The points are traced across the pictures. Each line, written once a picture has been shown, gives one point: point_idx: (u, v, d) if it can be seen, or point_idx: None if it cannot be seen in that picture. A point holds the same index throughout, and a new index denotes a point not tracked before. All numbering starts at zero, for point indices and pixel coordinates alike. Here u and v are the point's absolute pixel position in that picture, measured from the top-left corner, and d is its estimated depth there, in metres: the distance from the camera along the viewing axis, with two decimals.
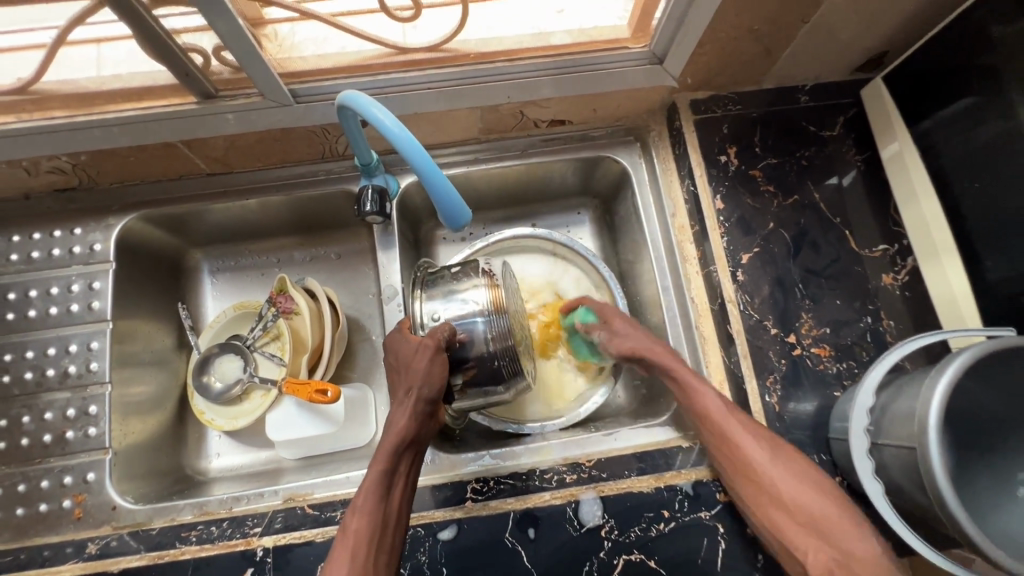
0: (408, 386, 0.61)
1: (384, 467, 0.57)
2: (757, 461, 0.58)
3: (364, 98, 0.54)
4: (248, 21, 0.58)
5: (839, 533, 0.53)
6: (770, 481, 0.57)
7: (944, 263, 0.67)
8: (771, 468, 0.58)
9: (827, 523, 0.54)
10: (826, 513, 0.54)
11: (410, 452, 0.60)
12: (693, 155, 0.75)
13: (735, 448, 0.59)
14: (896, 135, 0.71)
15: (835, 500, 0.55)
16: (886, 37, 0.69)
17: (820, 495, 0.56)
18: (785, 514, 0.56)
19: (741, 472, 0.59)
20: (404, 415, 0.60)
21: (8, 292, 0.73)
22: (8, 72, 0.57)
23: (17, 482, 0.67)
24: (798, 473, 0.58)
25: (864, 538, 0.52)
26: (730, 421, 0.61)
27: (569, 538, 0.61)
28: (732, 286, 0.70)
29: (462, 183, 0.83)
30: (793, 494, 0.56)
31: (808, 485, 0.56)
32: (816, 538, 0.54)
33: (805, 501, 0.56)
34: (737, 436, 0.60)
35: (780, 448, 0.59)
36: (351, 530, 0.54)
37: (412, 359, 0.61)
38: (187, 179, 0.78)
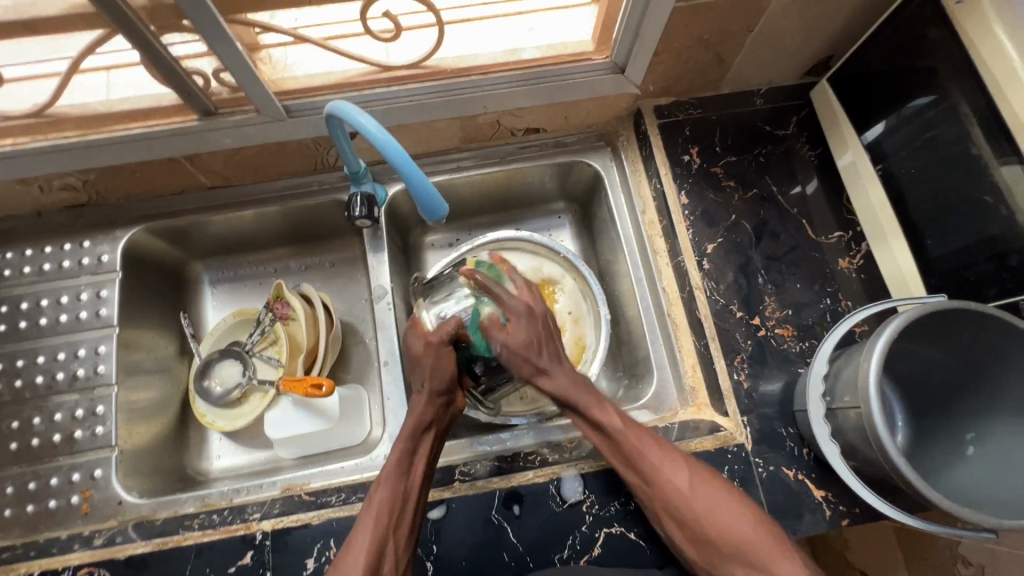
0: (422, 381, 0.67)
1: (403, 450, 0.64)
2: (675, 496, 0.59)
3: (348, 106, 0.60)
4: (244, 46, 0.64)
5: (766, 561, 0.55)
6: (689, 511, 0.58)
7: (892, 245, 0.72)
8: (693, 497, 0.59)
9: (753, 549, 0.56)
10: (751, 537, 0.56)
11: (428, 439, 0.66)
12: (658, 156, 0.81)
13: (649, 482, 0.60)
14: (849, 146, 0.77)
15: (759, 524, 0.57)
16: (827, 43, 0.76)
17: (744, 519, 0.57)
18: (709, 543, 0.58)
19: (664, 512, 0.60)
20: (421, 406, 0.66)
21: (22, 302, 0.78)
22: (26, 97, 0.63)
23: (27, 480, 0.71)
24: (722, 499, 0.59)
25: (766, 537, 0.56)
26: (645, 461, 0.61)
27: (552, 513, 0.65)
28: (699, 274, 0.75)
29: (447, 191, 0.89)
30: (720, 526, 0.57)
31: (731, 509, 0.58)
32: (742, 565, 0.56)
33: (734, 529, 0.57)
34: (647, 472, 0.61)
35: (698, 472, 0.61)
36: (374, 502, 0.61)
37: (424, 360, 0.67)
38: (190, 194, 0.84)
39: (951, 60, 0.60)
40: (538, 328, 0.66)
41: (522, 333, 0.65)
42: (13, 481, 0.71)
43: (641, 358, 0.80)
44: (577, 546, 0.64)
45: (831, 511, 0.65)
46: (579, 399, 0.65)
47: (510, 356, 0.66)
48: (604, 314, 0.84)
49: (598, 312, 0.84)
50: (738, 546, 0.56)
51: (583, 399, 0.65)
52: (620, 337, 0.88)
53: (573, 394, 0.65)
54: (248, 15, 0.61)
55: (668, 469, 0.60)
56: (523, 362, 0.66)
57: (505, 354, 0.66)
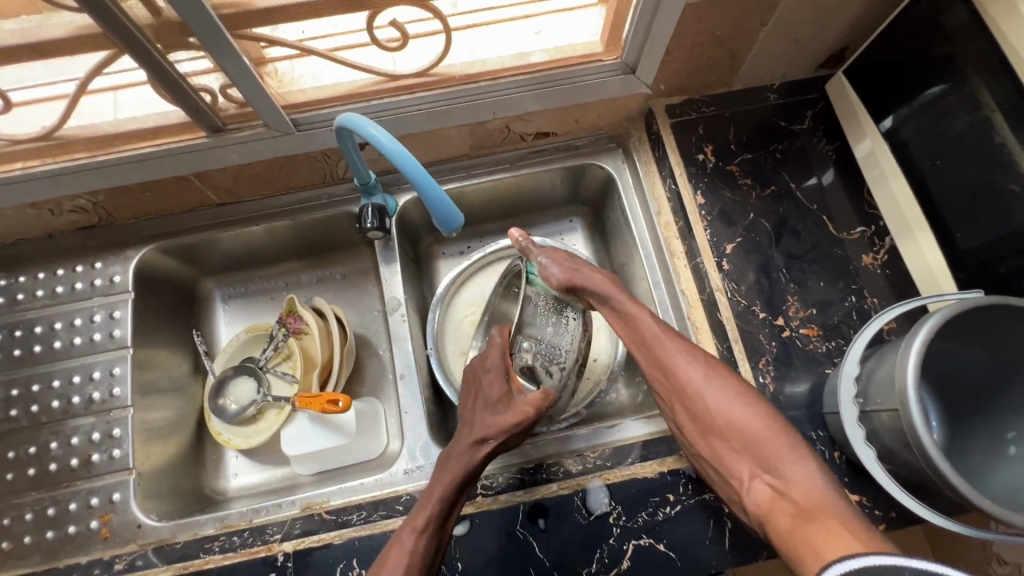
0: (483, 435, 0.65)
1: (444, 500, 0.61)
2: (691, 385, 0.64)
3: (359, 119, 0.59)
4: (250, 60, 0.63)
5: (774, 455, 0.59)
6: (701, 400, 0.63)
7: (918, 238, 0.69)
8: (706, 390, 0.63)
9: (762, 443, 0.60)
10: (762, 434, 0.60)
11: (467, 492, 0.63)
12: (672, 156, 0.80)
13: (666, 368, 0.65)
14: (867, 134, 0.75)
15: (771, 422, 0.61)
16: (841, 35, 0.74)
17: (756, 415, 0.61)
18: (717, 436, 0.62)
19: (676, 398, 0.65)
20: (472, 461, 0.64)
21: (35, 326, 0.78)
22: (35, 120, 0.63)
23: (46, 506, 0.70)
24: (736, 396, 0.63)
25: (780, 434, 0.60)
26: (667, 352, 0.66)
27: (579, 526, 0.64)
28: (718, 276, 0.74)
29: (458, 198, 0.88)
30: (729, 419, 0.62)
31: (743, 405, 0.62)
32: (750, 458, 0.60)
33: (745, 423, 0.61)
34: (667, 358, 0.66)
35: (716, 369, 0.65)
36: (408, 548, 0.58)
37: (504, 419, 0.66)
38: (199, 211, 0.83)
39: (975, 46, 0.58)
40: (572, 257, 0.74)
41: (553, 253, 0.74)
42: (31, 507, 0.70)
43: None
44: (606, 560, 0.62)
45: (867, 516, 0.63)
46: (611, 295, 0.70)
47: (552, 265, 0.72)
48: None
49: None
50: (748, 440, 0.61)
51: (612, 291, 0.70)
52: None
53: (604, 288, 0.71)
54: (254, 29, 0.60)
55: (686, 359, 0.65)
56: (561, 275, 0.72)
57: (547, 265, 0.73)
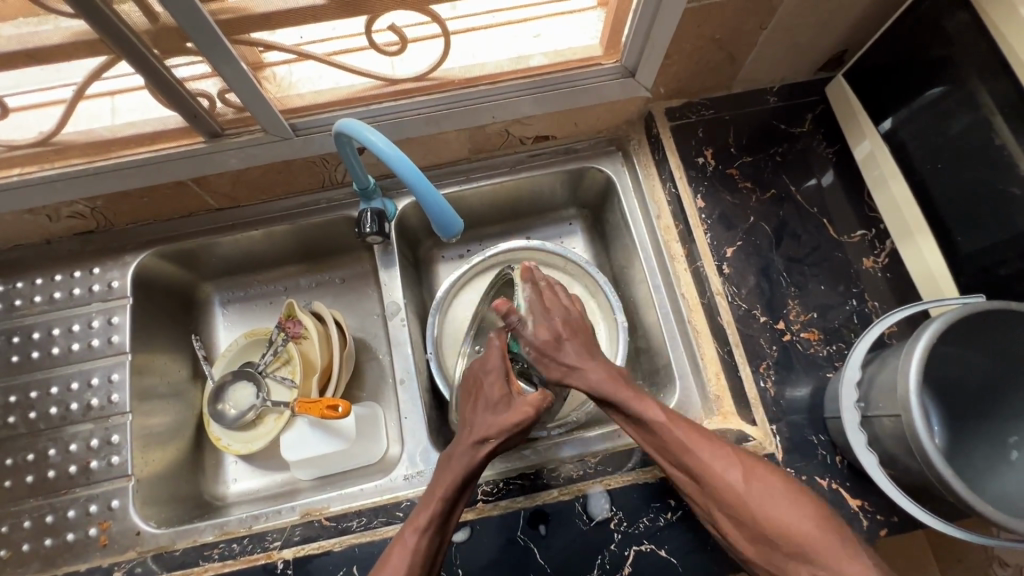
0: (484, 435, 0.64)
1: (445, 501, 0.60)
2: (729, 490, 0.57)
3: (359, 124, 0.59)
4: (248, 65, 0.63)
5: (831, 559, 0.52)
6: (743, 508, 0.56)
7: (919, 241, 0.69)
8: (746, 494, 0.57)
9: (813, 544, 0.53)
10: (813, 533, 0.54)
11: (468, 491, 0.63)
12: (672, 160, 0.80)
13: (697, 476, 0.58)
14: (867, 137, 0.74)
15: (821, 520, 0.55)
16: (841, 38, 0.74)
17: (805, 514, 0.55)
18: (768, 542, 0.56)
19: (715, 507, 0.58)
20: (473, 461, 0.63)
21: (33, 332, 0.78)
22: (32, 126, 0.63)
23: (45, 513, 0.70)
24: (782, 497, 0.56)
25: (834, 532, 0.54)
26: (695, 456, 0.59)
27: (580, 532, 0.64)
28: (719, 279, 0.74)
29: (457, 202, 0.87)
30: (777, 523, 0.55)
31: (788, 504, 0.56)
32: (805, 563, 0.54)
33: (793, 525, 0.55)
34: (696, 465, 0.58)
35: (753, 467, 0.59)
36: (409, 547, 0.58)
37: (507, 419, 0.65)
38: (196, 216, 0.83)
39: (975, 49, 0.58)
40: (561, 327, 0.70)
41: (542, 330, 0.70)
42: (29, 515, 0.70)
43: (662, 367, 0.78)
44: (607, 566, 0.62)
45: (868, 520, 0.63)
46: (614, 393, 0.64)
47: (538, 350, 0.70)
48: (622, 323, 0.79)
49: (615, 319, 0.80)
50: (798, 543, 0.54)
51: (620, 393, 0.64)
52: (638, 345, 0.85)
53: (607, 388, 0.65)
54: (251, 34, 0.60)
55: (720, 463, 0.58)
56: (549, 363, 0.69)
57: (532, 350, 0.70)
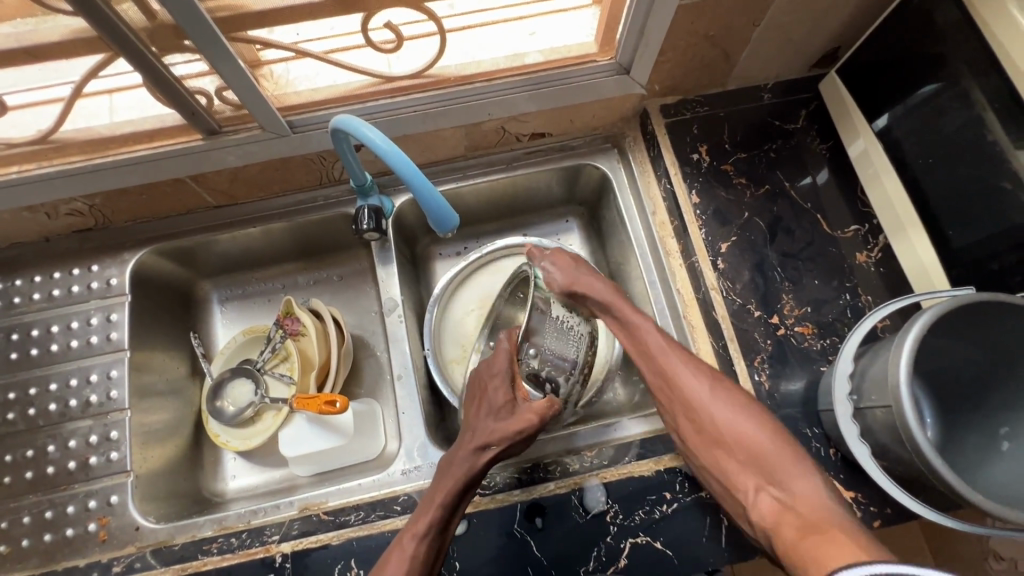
0: (486, 441, 0.65)
1: (445, 506, 0.61)
2: (698, 399, 0.64)
3: (355, 120, 0.60)
4: (245, 63, 0.64)
5: (780, 470, 0.59)
6: (708, 416, 0.63)
7: (911, 235, 0.70)
8: (713, 406, 0.63)
9: (767, 456, 0.60)
10: (768, 446, 0.61)
11: (469, 496, 0.63)
12: (667, 156, 0.80)
13: (671, 379, 0.65)
14: (860, 133, 0.75)
15: (776, 436, 0.61)
16: (834, 35, 0.74)
17: (763, 430, 0.62)
18: (724, 449, 0.62)
19: (683, 412, 0.65)
20: (474, 465, 0.64)
21: (31, 329, 0.78)
22: (31, 124, 0.63)
23: (44, 509, 0.70)
24: (745, 413, 0.63)
25: (789, 449, 0.60)
26: (672, 361, 0.66)
27: (576, 524, 0.64)
28: (713, 274, 0.75)
29: (454, 199, 0.88)
30: (737, 434, 0.62)
31: (749, 421, 0.62)
32: (756, 472, 0.60)
33: (750, 437, 0.62)
34: (672, 370, 0.66)
35: (724, 386, 0.65)
36: (409, 553, 0.58)
37: (512, 425, 0.66)
38: (194, 214, 0.83)
39: (965, 45, 0.59)
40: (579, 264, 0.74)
41: (560, 259, 0.74)
42: (29, 511, 0.70)
43: None
44: (603, 558, 0.63)
45: (862, 512, 0.63)
46: (612, 304, 0.70)
47: (554, 270, 0.73)
48: None
49: None
50: (754, 452, 0.61)
51: (619, 305, 0.70)
52: None
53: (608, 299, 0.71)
54: (249, 32, 0.61)
55: (694, 376, 0.65)
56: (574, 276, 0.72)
57: (550, 269, 0.74)
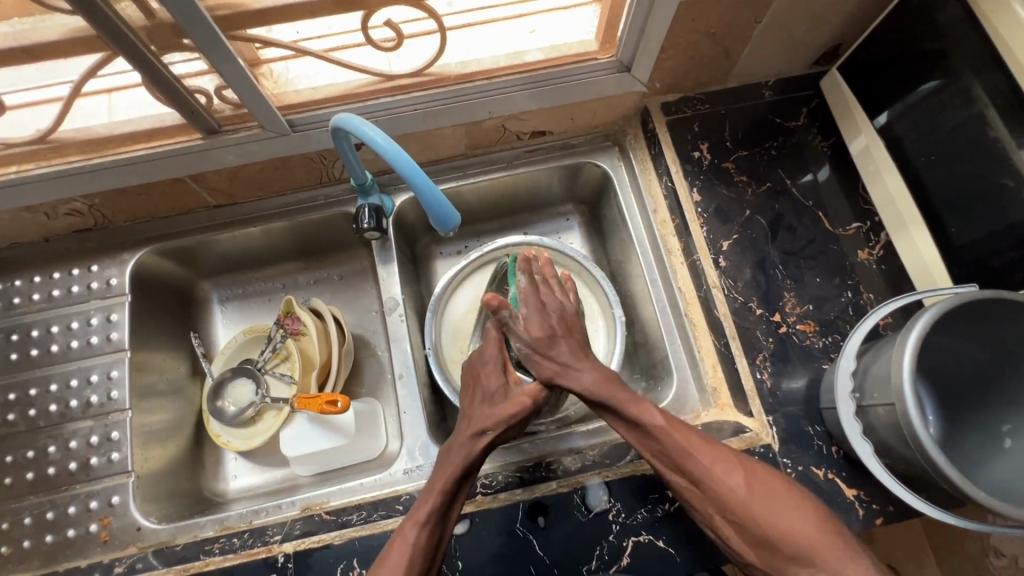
0: (482, 427, 0.64)
1: (445, 494, 0.60)
2: (728, 493, 0.55)
3: (356, 118, 0.59)
4: (245, 61, 0.64)
5: (833, 560, 0.50)
6: (743, 510, 0.54)
7: (913, 232, 0.69)
8: (749, 501, 0.54)
9: (816, 549, 0.50)
10: (817, 539, 0.51)
11: (467, 484, 0.62)
12: (668, 154, 0.80)
13: (694, 479, 0.57)
14: (861, 131, 0.75)
15: (824, 525, 0.52)
16: (835, 32, 0.74)
17: (808, 518, 0.52)
18: (771, 549, 0.53)
19: (715, 512, 0.57)
20: (471, 453, 0.63)
21: (31, 330, 0.78)
22: (29, 124, 0.63)
23: (45, 510, 0.70)
24: (783, 499, 0.54)
25: (842, 540, 0.51)
26: (690, 457, 0.57)
27: (579, 523, 0.64)
28: (715, 272, 0.74)
29: (455, 198, 0.88)
30: (780, 530, 0.52)
31: (793, 512, 0.53)
32: (811, 572, 0.51)
33: (796, 530, 0.52)
34: (694, 468, 0.57)
35: (755, 472, 0.56)
36: (410, 542, 0.57)
37: (505, 410, 0.65)
38: (194, 214, 0.83)
39: (968, 41, 0.59)
40: (554, 321, 0.69)
41: (534, 326, 0.69)
42: (30, 511, 0.70)
43: (659, 361, 0.78)
44: (605, 557, 0.63)
45: (864, 510, 0.63)
46: (608, 394, 0.63)
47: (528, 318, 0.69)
48: (618, 317, 0.80)
49: (612, 314, 0.81)
50: (804, 551, 0.51)
51: (616, 396, 0.63)
52: (636, 339, 0.86)
53: (600, 391, 0.63)
54: (248, 31, 0.60)
55: (717, 467, 0.57)
56: (542, 361, 0.67)
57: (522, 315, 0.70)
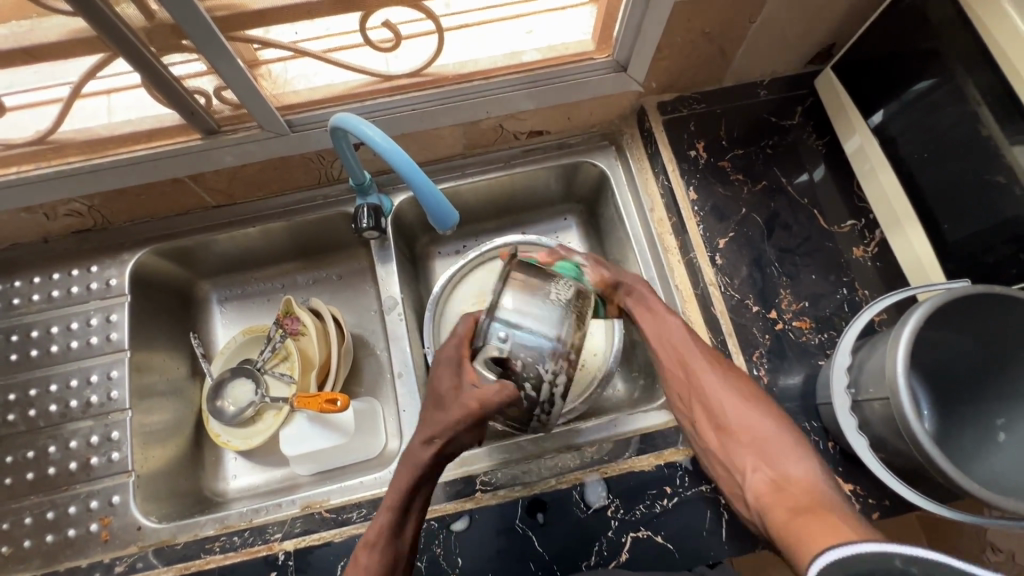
0: (431, 434, 0.63)
1: (395, 509, 0.61)
2: (711, 382, 0.67)
3: (354, 118, 0.60)
4: (245, 62, 0.64)
5: (779, 451, 0.63)
6: (719, 398, 0.66)
7: (908, 230, 0.70)
8: (724, 395, 0.67)
9: (769, 442, 0.64)
10: (769, 433, 0.64)
11: (421, 492, 0.63)
12: (664, 153, 0.81)
13: (688, 364, 0.69)
14: (855, 129, 0.76)
15: (780, 423, 0.65)
16: (829, 32, 0.75)
17: (766, 416, 0.65)
18: (728, 432, 0.66)
19: (694, 399, 0.69)
20: (417, 461, 0.62)
21: (31, 331, 0.78)
22: (30, 124, 0.63)
23: (45, 510, 0.70)
24: (751, 396, 0.66)
25: (790, 436, 0.64)
26: (690, 350, 0.70)
27: (577, 519, 0.64)
28: (712, 270, 0.75)
29: (453, 197, 0.88)
30: (742, 419, 0.65)
31: (756, 408, 0.66)
32: (755, 455, 0.64)
33: (754, 423, 0.65)
34: (688, 359, 0.69)
35: (736, 375, 0.68)
36: (363, 564, 0.59)
37: (450, 414, 0.62)
38: (193, 214, 0.83)
39: (959, 41, 0.59)
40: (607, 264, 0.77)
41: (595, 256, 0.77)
42: (30, 511, 0.70)
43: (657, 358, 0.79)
44: (604, 552, 0.63)
45: (861, 504, 0.64)
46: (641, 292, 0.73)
47: (594, 266, 0.74)
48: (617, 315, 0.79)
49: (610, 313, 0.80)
50: (757, 437, 0.64)
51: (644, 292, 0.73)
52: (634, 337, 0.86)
53: (643, 291, 0.73)
54: (247, 32, 0.61)
55: (710, 363, 0.68)
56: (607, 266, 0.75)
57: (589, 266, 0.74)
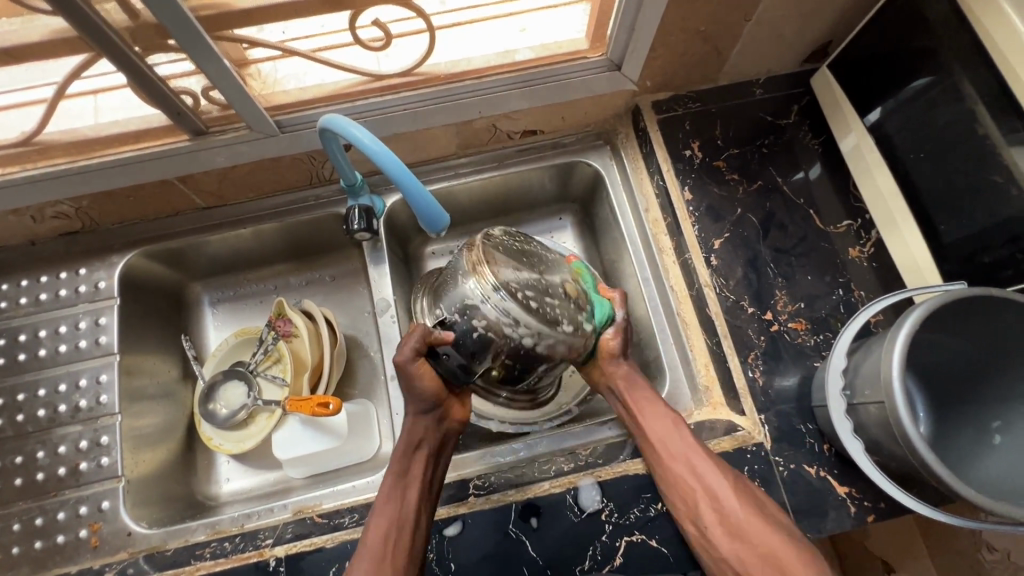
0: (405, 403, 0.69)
1: (396, 471, 0.64)
2: (716, 486, 0.60)
3: (342, 119, 0.59)
4: (231, 61, 0.63)
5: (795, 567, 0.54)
6: (728, 506, 0.59)
7: (903, 230, 0.69)
8: (730, 500, 0.60)
9: (782, 554, 0.55)
10: (780, 546, 0.56)
11: (418, 457, 0.65)
12: (659, 152, 0.80)
13: (692, 467, 0.62)
14: (852, 128, 0.74)
15: (791, 536, 0.57)
16: (825, 30, 0.74)
17: (775, 524, 0.58)
18: (742, 542, 0.58)
19: (703, 507, 0.60)
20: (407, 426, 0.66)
21: (19, 334, 0.77)
22: (13, 126, 0.62)
23: (34, 516, 0.69)
24: (758, 502, 0.60)
25: (811, 554, 0.55)
26: (688, 449, 0.63)
27: (571, 524, 0.64)
28: (707, 271, 0.74)
29: (446, 198, 0.87)
30: (751, 526, 0.58)
31: (765, 515, 0.58)
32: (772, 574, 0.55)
33: (763, 533, 0.57)
34: (688, 460, 0.62)
35: (740, 484, 0.61)
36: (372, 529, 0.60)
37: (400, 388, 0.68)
38: (183, 215, 0.82)
39: (957, 38, 0.59)
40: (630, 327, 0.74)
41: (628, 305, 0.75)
42: (18, 518, 0.69)
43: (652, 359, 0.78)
44: (598, 557, 0.63)
45: (856, 507, 0.63)
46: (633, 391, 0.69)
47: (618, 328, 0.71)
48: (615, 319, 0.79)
49: None
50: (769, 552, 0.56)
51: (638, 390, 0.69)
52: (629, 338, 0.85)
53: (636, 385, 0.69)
54: (233, 31, 0.60)
55: (710, 467, 0.62)
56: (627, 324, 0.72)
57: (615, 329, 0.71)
